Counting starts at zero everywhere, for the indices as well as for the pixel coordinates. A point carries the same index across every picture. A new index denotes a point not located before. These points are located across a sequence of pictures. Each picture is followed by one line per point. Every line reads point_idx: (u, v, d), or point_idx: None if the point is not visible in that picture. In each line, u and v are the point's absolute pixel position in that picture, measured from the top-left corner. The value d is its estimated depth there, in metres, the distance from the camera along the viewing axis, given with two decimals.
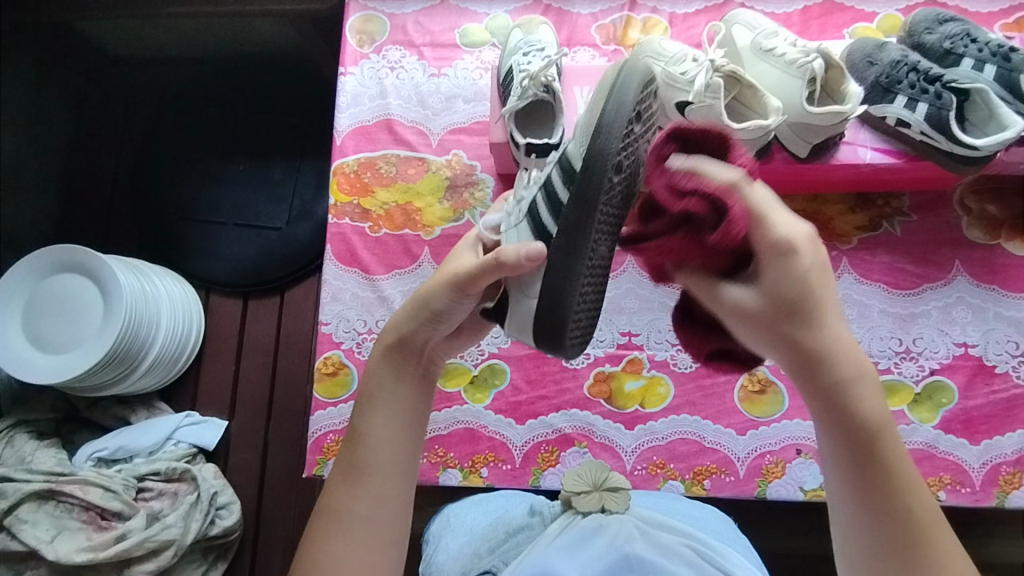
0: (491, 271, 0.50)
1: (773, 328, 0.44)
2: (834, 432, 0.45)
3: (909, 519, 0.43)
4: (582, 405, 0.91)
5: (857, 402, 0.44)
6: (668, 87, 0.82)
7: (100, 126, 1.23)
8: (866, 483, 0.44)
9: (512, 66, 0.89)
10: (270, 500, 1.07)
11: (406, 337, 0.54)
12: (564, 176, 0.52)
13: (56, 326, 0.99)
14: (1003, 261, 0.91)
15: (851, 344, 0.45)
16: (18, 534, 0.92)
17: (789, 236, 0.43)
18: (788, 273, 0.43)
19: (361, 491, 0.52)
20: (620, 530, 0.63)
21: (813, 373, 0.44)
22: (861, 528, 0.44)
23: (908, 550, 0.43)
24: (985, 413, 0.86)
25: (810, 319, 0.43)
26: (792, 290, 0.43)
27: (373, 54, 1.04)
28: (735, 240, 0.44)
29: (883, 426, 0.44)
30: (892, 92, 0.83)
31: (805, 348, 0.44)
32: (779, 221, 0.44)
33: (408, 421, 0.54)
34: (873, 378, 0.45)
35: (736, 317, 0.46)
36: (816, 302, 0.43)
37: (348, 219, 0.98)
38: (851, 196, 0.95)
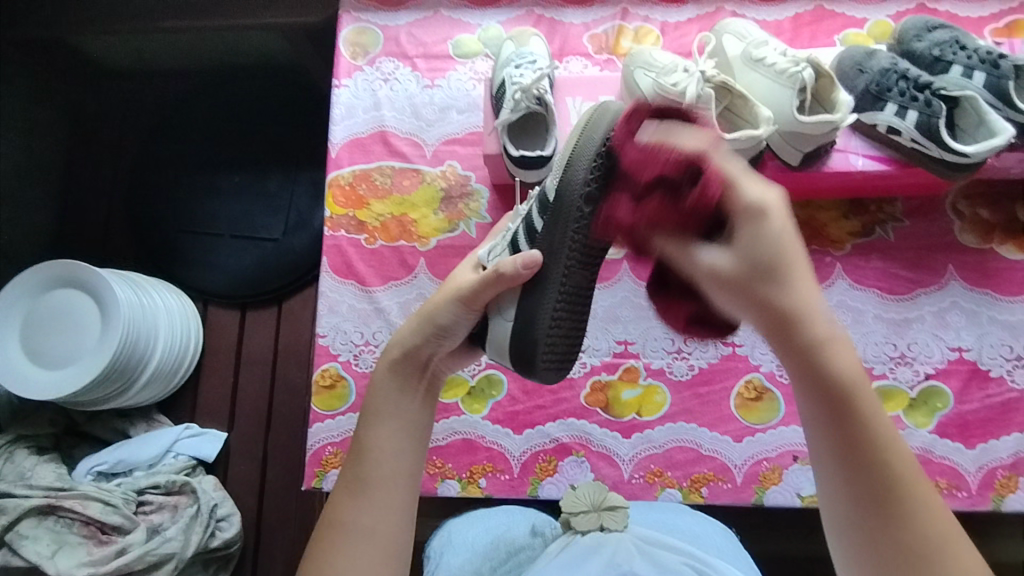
0: (490, 284, 0.55)
1: (746, 287, 0.45)
2: (811, 396, 0.44)
3: (894, 482, 0.42)
4: (579, 414, 0.92)
5: (834, 364, 0.43)
6: (659, 98, 0.82)
7: (96, 140, 1.24)
8: (848, 444, 0.43)
9: (505, 78, 0.89)
10: (270, 512, 1.08)
11: (411, 351, 0.56)
12: (541, 208, 0.59)
13: (55, 342, 0.99)
14: (995, 265, 0.92)
15: (822, 307, 0.45)
16: (19, 549, 0.92)
17: (760, 199, 0.46)
18: (760, 232, 0.45)
19: (365, 503, 0.52)
20: (619, 548, 0.63)
21: (787, 333, 0.44)
22: (844, 496, 0.43)
23: (893, 514, 0.42)
24: (981, 417, 0.87)
25: (788, 275, 0.44)
26: (764, 249, 0.45)
27: (367, 67, 1.04)
28: (711, 201, 0.48)
29: (861, 388, 0.43)
30: (882, 100, 0.83)
31: (778, 304, 0.44)
32: (749, 186, 0.47)
33: (413, 433, 0.54)
34: (847, 341, 0.45)
35: (712, 277, 0.48)
36: (784, 258, 0.44)
37: (344, 231, 0.98)
38: (845, 202, 0.95)
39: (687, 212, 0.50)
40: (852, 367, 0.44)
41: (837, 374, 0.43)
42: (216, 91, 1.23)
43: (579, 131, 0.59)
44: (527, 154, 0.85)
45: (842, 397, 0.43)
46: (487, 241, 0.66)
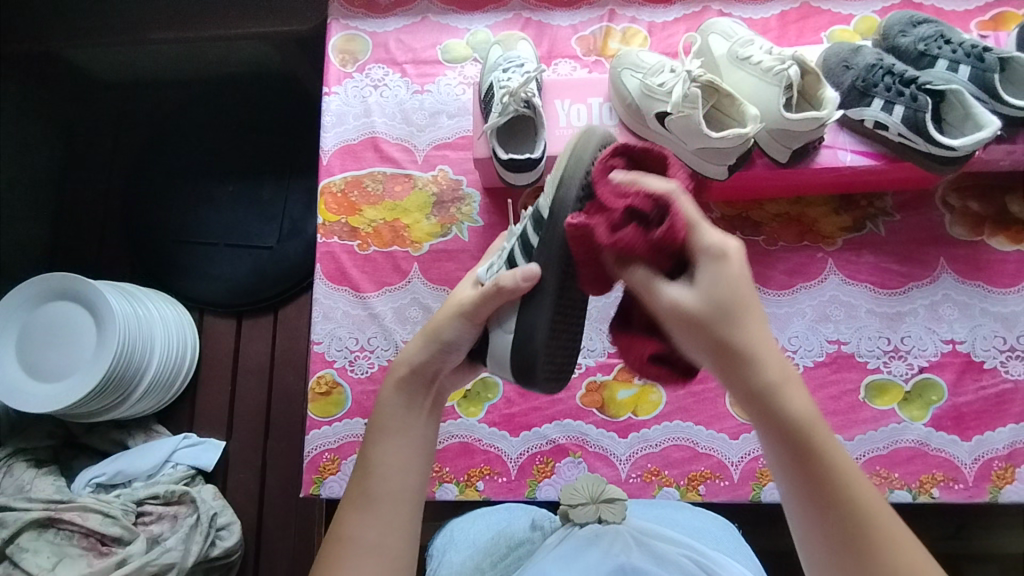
0: (492, 298, 0.55)
1: (701, 331, 0.45)
2: (770, 438, 0.45)
3: (857, 514, 0.43)
4: (575, 415, 0.92)
5: (784, 406, 0.44)
6: (647, 98, 0.83)
7: (89, 153, 1.24)
8: (807, 480, 0.44)
9: (492, 83, 0.89)
10: (270, 519, 1.08)
11: (419, 367, 0.56)
12: (535, 226, 0.58)
13: (51, 355, 0.99)
14: (987, 257, 0.92)
15: (775, 348, 0.45)
16: (20, 562, 0.92)
17: (719, 241, 0.46)
18: (720, 274, 0.45)
19: (373, 519, 0.52)
20: (616, 538, 0.63)
21: (739, 375, 0.45)
22: (813, 529, 0.44)
23: (860, 546, 0.43)
24: (976, 409, 0.87)
25: (738, 319, 0.44)
26: (723, 292, 0.45)
27: (356, 73, 1.05)
28: (678, 234, 0.47)
29: (815, 425, 0.44)
30: (869, 95, 0.83)
31: (734, 348, 0.44)
32: (708, 231, 0.47)
33: (419, 450, 0.55)
34: (798, 377, 0.45)
35: (674, 319, 0.46)
36: (740, 304, 0.45)
37: (337, 238, 0.99)
38: (835, 198, 0.96)
39: (657, 253, 0.48)
40: (802, 407, 0.44)
41: (789, 413, 0.44)
42: (208, 101, 1.23)
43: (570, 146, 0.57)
44: (516, 157, 0.85)
45: (795, 436, 0.44)
46: (483, 259, 0.64)
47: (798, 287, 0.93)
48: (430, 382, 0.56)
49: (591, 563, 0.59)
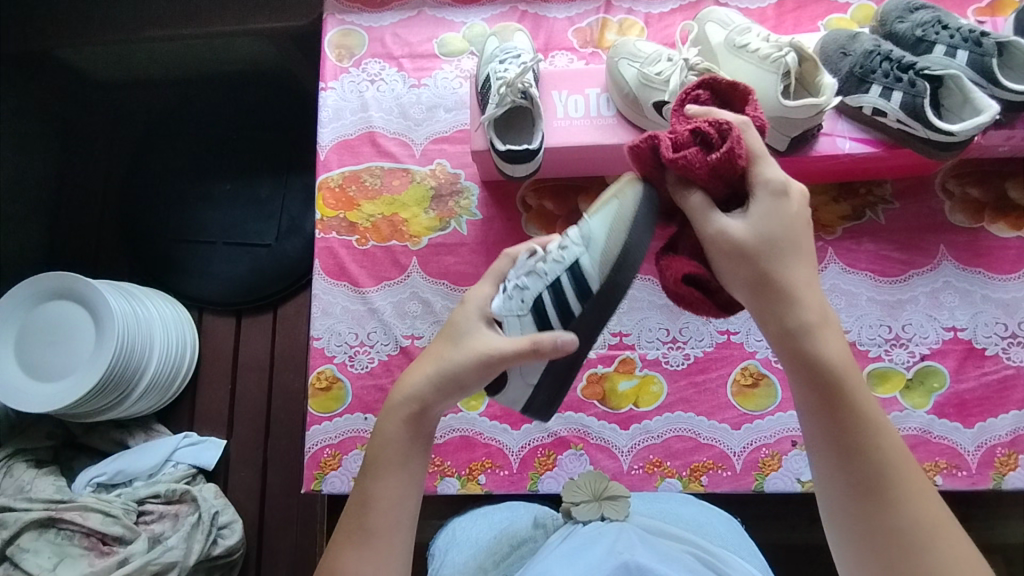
0: (525, 355, 0.54)
1: (748, 261, 0.49)
2: (802, 375, 0.48)
3: (880, 468, 0.46)
4: (576, 407, 0.92)
5: (821, 346, 0.48)
6: (645, 88, 0.83)
7: (86, 153, 1.24)
8: (834, 424, 0.47)
9: (490, 74, 0.89)
10: (272, 517, 1.07)
11: (426, 407, 0.54)
12: (578, 292, 0.57)
13: (50, 354, 0.99)
14: (987, 244, 0.92)
15: (817, 296, 0.50)
16: (20, 563, 0.92)
17: (782, 178, 0.50)
18: (773, 210, 0.50)
19: (368, 553, 0.51)
20: (620, 537, 0.62)
21: (777, 312, 0.49)
22: (832, 474, 0.48)
23: (878, 491, 0.46)
24: (978, 395, 0.87)
25: (782, 251, 0.49)
26: (773, 227, 0.50)
27: (353, 68, 1.04)
28: (736, 160, 0.50)
29: (847, 369, 0.48)
30: (867, 82, 0.83)
31: (775, 280, 0.49)
32: (771, 166, 0.51)
33: (417, 484, 0.54)
34: (834, 325, 0.50)
35: (721, 245, 0.50)
36: (787, 243, 0.49)
37: (335, 233, 0.98)
38: (835, 186, 0.95)
39: (714, 176, 0.52)
40: (838, 348, 0.48)
41: (824, 356, 0.48)
42: (206, 99, 1.23)
43: (629, 213, 0.56)
44: (514, 148, 0.85)
45: (830, 376, 0.47)
46: (485, 284, 0.59)
47: None
48: (430, 420, 0.55)
49: (594, 561, 0.57)
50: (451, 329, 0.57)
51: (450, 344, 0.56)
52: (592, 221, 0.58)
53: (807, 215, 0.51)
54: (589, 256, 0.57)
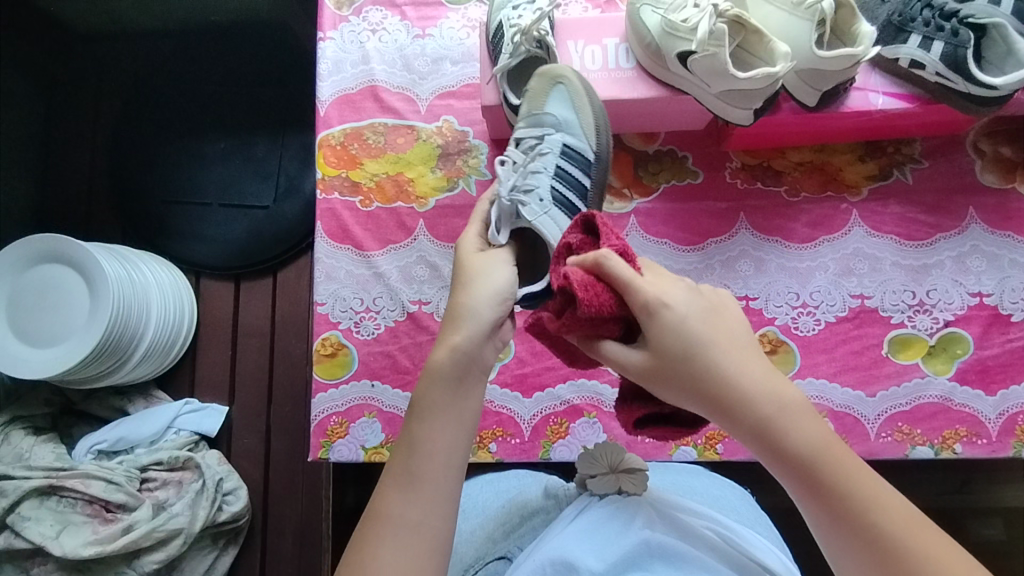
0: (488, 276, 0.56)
1: (668, 383, 0.48)
2: (776, 464, 0.46)
3: (886, 539, 0.42)
4: (590, 373, 0.89)
5: (787, 430, 0.45)
6: (669, 37, 0.77)
7: (69, 108, 1.17)
8: (827, 507, 0.44)
9: (502, 22, 0.83)
10: (277, 483, 1.06)
11: (474, 349, 0.52)
12: (574, 160, 0.72)
13: (44, 319, 0.95)
14: (1017, 206, 0.88)
15: (761, 381, 0.47)
16: (22, 531, 0.91)
17: (656, 293, 0.48)
18: (663, 328, 0.48)
19: (415, 495, 0.48)
20: (639, 509, 0.60)
21: (731, 416, 0.47)
22: (848, 562, 0.44)
23: (896, 571, 0.41)
24: (1001, 362, 0.85)
25: (700, 361, 0.47)
26: (675, 343, 0.47)
27: (353, 17, 0.98)
28: (600, 305, 0.48)
29: (818, 442, 0.45)
30: (905, 32, 0.79)
31: (713, 392, 0.47)
32: (647, 284, 0.49)
33: (469, 429, 0.51)
34: (792, 399, 0.47)
35: (638, 376, 0.50)
36: (699, 345, 0.47)
37: (338, 194, 0.94)
38: (861, 145, 0.91)
39: (597, 325, 0.50)
40: (806, 427, 0.45)
41: (791, 443, 0.45)
42: (194, 52, 1.16)
43: (580, 90, 0.75)
44: None
45: (805, 461, 0.45)
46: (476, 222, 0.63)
47: (821, 240, 0.89)
48: (477, 365, 0.52)
49: (614, 536, 0.57)
50: (466, 275, 0.56)
51: (471, 284, 0.55)
52: (551, 114, 0.74)
53: (704, 304, 0.49)
54: (570, 133, 0.73)
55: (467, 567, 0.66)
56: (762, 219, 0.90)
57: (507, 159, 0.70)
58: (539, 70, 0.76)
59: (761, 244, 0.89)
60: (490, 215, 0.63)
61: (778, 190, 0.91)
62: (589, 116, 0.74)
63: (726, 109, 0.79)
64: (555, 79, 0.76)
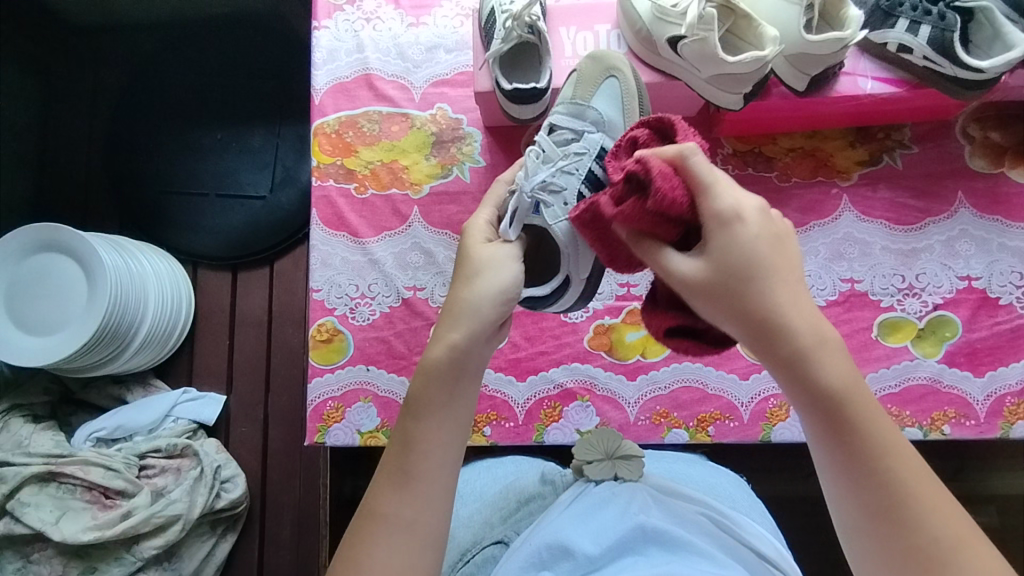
0: (490, 271, 0.54)
1: (720, 300, 0.44)
2: (804, 396, 0.44)
3: (896, 488, 0.41)
4: (583, 358, 0.90)
5: (822, 367, 0.43)
6: (659, 22, 0.78)
7: (68, 99, 1.18)
8: (847, 452, 0.43)
9: (494, 8, 0.84)
10: (274, 470, 1.07)
11: (469, 349, 0.51)
12: (607, 163, 0.70)
13: (42, 308, 0.96)
14: (1006, 191, 0.89)
15: (809, 314, 0.44)
16: (22, 517, 0.91)
17: (733, 203, 0.44)
18: (730, 243, 0.44)
19: (408, 496, 0.48)
20: (635, 495, 0.61)
21: (773, 346, 0.43)
22: (852, 497, 0.43)
23: (896, 518, 0.41)
24: (990, 344, 0.85)
25: (763, 283, 0.43)
26: (735, 263, 0.44)
27: (347, 6, 0.99)
28: (671, 200, 0.45)
29: (849, 384, 0.43)
30: (893, 16, 0.80)
31: (761, 318, 0.43)
32: (725, 195, 0.45)
33: (462, 428, 0.51)
34: (831, 340, 0.44)
35: (688, 286, 0.46)
36: (756, 269, 0.43)
37: (333, 181, 0.95)
38: (852, 131, 0.92)
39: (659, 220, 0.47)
40: (843, 368, 0.43)
41: (827, 382, 0.43)
42: (191, 43, 1.17)
43: (630, 90, 0.74)
44: (521, 87, 0.81)
45: (834, 400, 0.43)
46: (482, 213, 0.61)
47: (811, 226, 0.90)
48: (474, 363, 0.52)
49: (609, 522, 0.57)
50: (467, 269, 0.55)
51: (472, 279, 0.54)
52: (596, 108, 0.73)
53: (774, 226, 0.45)
54: (610, 136, 0.72)
55: (463, 551, 0.67)
56: None
57: (539, 148, 0.67)
58: (593, 56, 0.76)
59: None
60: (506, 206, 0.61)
61: (770, 175, 0.91)
62: (634, 123, 0.74)
63: (716, 94, 0.80)
64: (608, 66, 0.76)
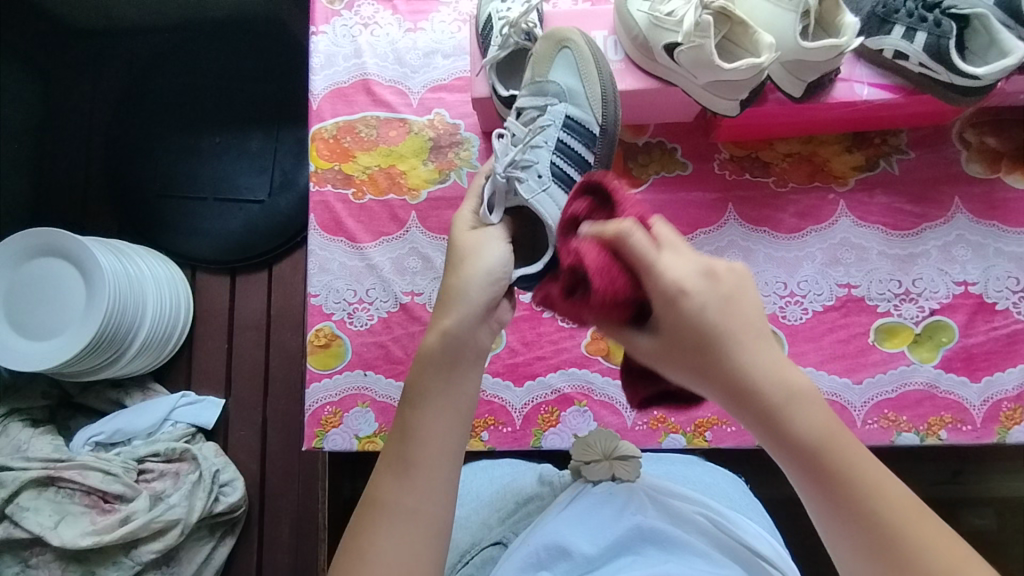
0: (478, 251, 0.55)
1: (685, 366, 0.46)
2: (781, 451, 0.44)
3: (887, 528, 0.41)
4: (581, 363, 0.91)
5: (793, 421, 0.43)
6: (655, 29, 0.78)
7: (67, 103, 1.18)
8: (831, 496, 0.42)
9: (491, 14, 0.85)
10: (273, 474, 1.07)
11: (464, 332, 0.52)
12: (575, 132, 0.71)
13: (41, 313, 0.96)
14: (1003, 196, 0.89)
15: (774, 369, 0.44)
16: (21, 521, 0.92)
17: (677, 279, 0.44)
18: (682, 319, 0.44)
19: (409, 483, 0.48)
20: (632, 494, 0.61)
21: (744, 407, 0.44)
22: (840, 538, 0.43)
23: (894, 557, 0.41)
24: (986, 350, 0.86)
25: (727, 346, 0.43)
26: (693, 336, 0.44)
27: (344, 11, 0.99)
28: (616, 291, 0.46)
29: (824, 435, 0.43)
30: (889, 22, 0.80)
31: (729, 382, 0.44)
32: (667, 268, 0.45)
33: (463, 416, 0.51)
34: (803, 392, 0.44)
35: (658, 359, 0.47)
36: (715, 337, 0.44)
37: (331, 186, 0.95)
38: (848, 136, 0.92)
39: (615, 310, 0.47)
40: (813, 419, 0.43)
41: (800, 433, 0.43)
42: (190, 47, 1.17)
43: (586, 56, 0.74)
44: (518, 94, 0.82)
45: (813, 453, 0.43)
46: (466, 204, 0.61)
47: (809, 231, 0.90)
48: (470, 347, 0.52)
49: (606, 522, 0.57)
50: (458, 253, 0.56)
51: (463, 264, 0.55)
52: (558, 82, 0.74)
53: (723, 287, 0.45)
54: (574, 104, 0.73)
55: (462, 553, 0.67)
56: (751, 210, 0.91)
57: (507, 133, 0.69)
58: (545, 35, 0.77)
59: (749, 235, 0.90)
60: (484, 192, 0.62)
61: (767, 181, 0.92)
62: (597, 84, 0.73)
63: (712, 100, 0.80)
64: (561, 42, 0.76)
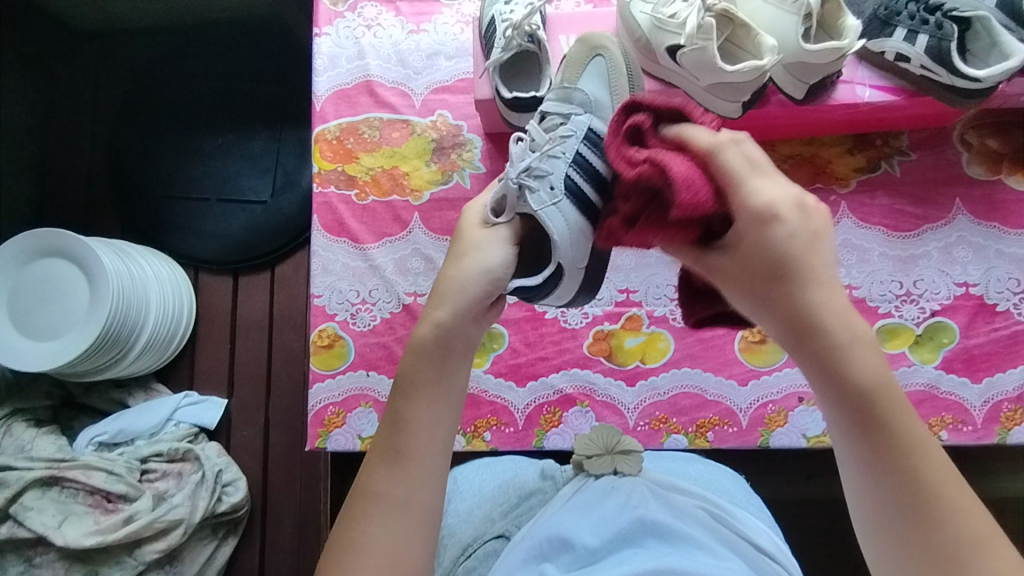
0: (476, 249, 0.55)
1: (756, 292, 0.43)
2: (831, 393, 0.42)
3: (922, 486, 0.40)
4: (583, 363, 0.91)
5: (854, 365, 0.41)
6: (658, 31, 0.79)
7: (70, 104, 1.18)
8: (871, 448, 0.41)
9: (494, 16, 0.85)
10: (275, 474, 1.07)
11: (457, 327, 0.52)
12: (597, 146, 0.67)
13: (44, 314, 0.97)
14: (1003, 197, 0.90)
15: (844, 310, 0.42)
16: (25, 521, 0.92)
17: (767, 203, 0.42)
18: (763, 242, 0.42)
19: (399, 474, 0.49)
20: (634, 489, 0.61)
21: (807, 342, 0.42)
22: (870, 492, 0.42)
23: (924, 516, 0.40)
24: (986, 351, 0.86)
25: (803, 274, 0.41)
26: (774, 257, 0.42)
27: (348, 13, 1.00)
28: (702, 205, 0.43)
29: (882, 384, 0.41)
30: (891, 25, 0.80)
31: (797, 311, 0.42)
32: (757, 189, 0.43)
33: (452, 409, 0.51)
34: (869, 340, 0.42)
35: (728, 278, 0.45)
36: (795, 263, 0.41)
37: (334, 187, 0.95)
38: (850, 137, 0.93)
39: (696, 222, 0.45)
40: (875, 367, 0.41)
41: (858, 379, 0.41)
42: (193, 48, 1.17)
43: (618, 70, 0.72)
44: (521, 96, 0.82)
45: (867, 402, 0.41)
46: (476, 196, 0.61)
47: None
48: (461, 342, 0.52)
49: (609, 516, 0.57)
50: (457, 248, 0.56)
51: (462, 258, 0.55)
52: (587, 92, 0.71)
53: (812, 221, 0.42)
54: (598, 118, 0.70)
55: (465, 546, 0.67)
56: None
57: (528, 137, 0.66)
58: (580, 39, 0.74)
59: None
60: (495, 192, 0.61)
61: None
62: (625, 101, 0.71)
63: (714, 101, 0.81)
64: (593, 48, 0.73)
